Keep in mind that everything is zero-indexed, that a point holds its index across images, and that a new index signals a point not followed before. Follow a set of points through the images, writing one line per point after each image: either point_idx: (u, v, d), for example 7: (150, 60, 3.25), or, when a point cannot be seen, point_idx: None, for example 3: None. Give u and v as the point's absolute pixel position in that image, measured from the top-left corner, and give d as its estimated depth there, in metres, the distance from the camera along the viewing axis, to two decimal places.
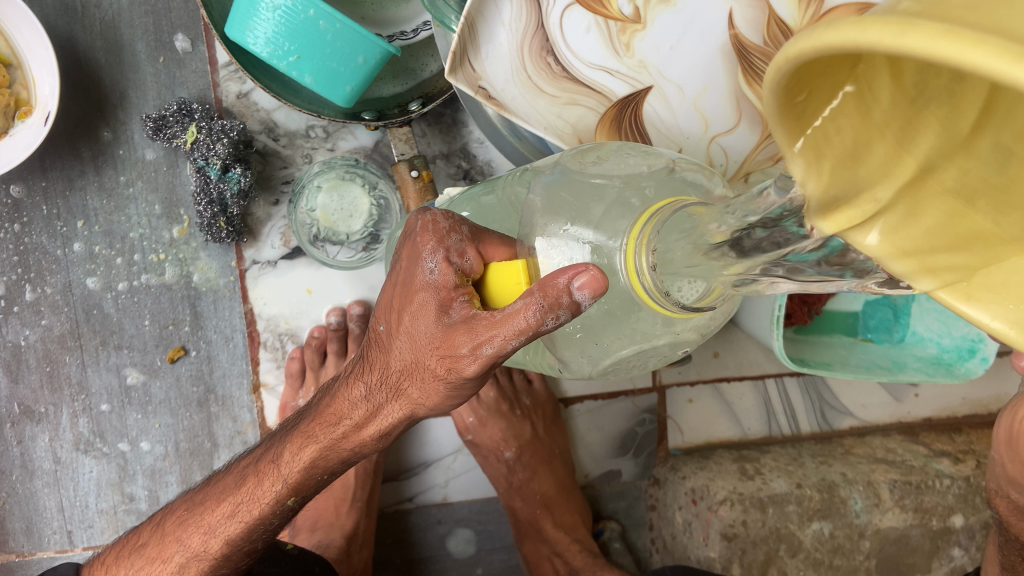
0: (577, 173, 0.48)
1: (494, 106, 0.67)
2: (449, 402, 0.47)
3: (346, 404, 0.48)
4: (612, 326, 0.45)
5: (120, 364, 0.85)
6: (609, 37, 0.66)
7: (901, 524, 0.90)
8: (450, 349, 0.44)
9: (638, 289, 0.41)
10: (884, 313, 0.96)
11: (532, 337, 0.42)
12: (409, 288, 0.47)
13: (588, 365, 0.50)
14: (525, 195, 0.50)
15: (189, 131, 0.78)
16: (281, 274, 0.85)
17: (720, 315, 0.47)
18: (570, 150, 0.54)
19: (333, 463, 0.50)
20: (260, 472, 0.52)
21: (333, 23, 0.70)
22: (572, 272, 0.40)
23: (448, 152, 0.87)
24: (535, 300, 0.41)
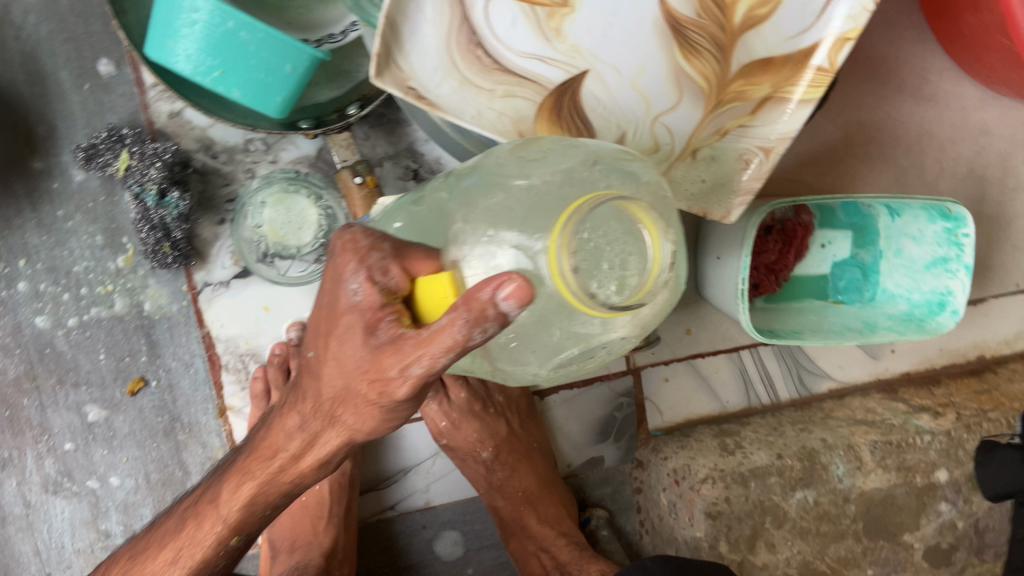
0: (498, 178, 0.47)
1: (426, 106, 0.64)
2: (387, 424, 0.46)
3: (282, 436, 0.47)
4: (548, 329, 0.44)
5: (80, 401, 0.83)
6: (538, 24, 0.64)
7: (885, 484, 0.90)
8: (379, 372, 0.43)
9: (565, 291, 0.40)
10: (852, 273, 0.94)
11: (462, 353, 0.41)
12: (334, 310, 0.45)
13: (534, 369, 0.49)
14: (447, 203, 0.49)
15: (121, 157, 0.76)
16: (234, 294, 0.83)
17: (660, 308, 0.46)
18: (494, 149, 0.52)
19: (274, 498, 0.49)
20: (200, 513, 0.50)
21: (255, 33, 0.68)
22: (495, 282, 0.38)
23: (395, 154, 0.85)
24: (460, 315, 0.39)
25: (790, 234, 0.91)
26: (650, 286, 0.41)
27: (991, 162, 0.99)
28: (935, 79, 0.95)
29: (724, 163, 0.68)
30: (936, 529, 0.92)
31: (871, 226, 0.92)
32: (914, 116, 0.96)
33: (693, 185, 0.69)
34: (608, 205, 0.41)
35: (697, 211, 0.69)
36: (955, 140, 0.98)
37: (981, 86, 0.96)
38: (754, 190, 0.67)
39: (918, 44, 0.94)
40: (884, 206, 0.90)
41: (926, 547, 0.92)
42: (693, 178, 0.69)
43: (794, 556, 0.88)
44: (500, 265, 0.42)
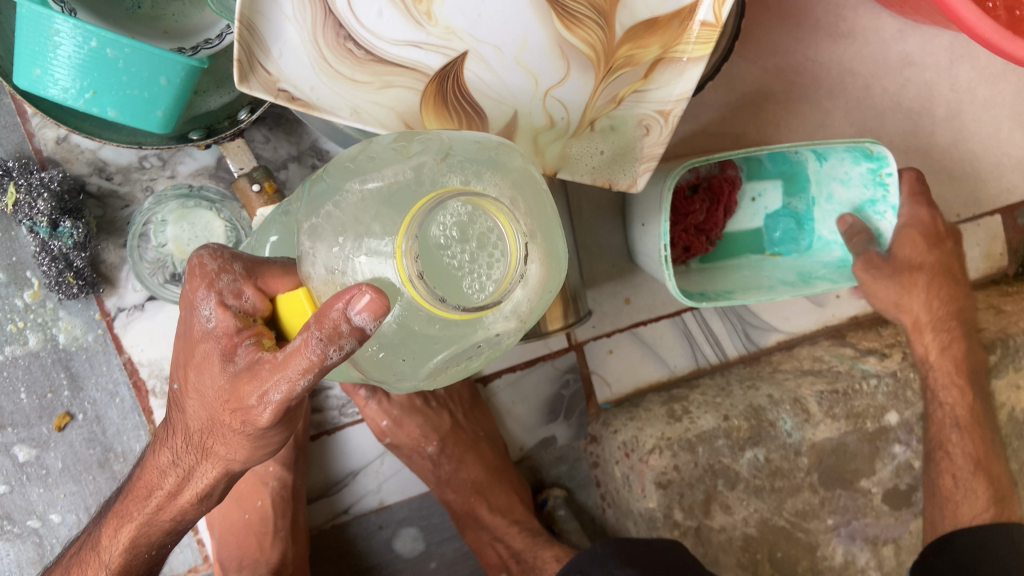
0: (346, 180, 0.43)
1: (300, 108, 0.61)
2: (261, 451, 0.43)
3: (155, 473, 0.45)
4: (411, 340, 0.40)
5: (7, 443, 0.81)
6: (407, 9, 0.62)
7: (836, 433, 0.89)
8: (239, 401, 0.40)
9: (416, 295, 0.37)
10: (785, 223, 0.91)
11: (321, 373, 0.39)
12: (188, 340, 0.43)
13: (405, 382, 0.45)
14: (299, 211, 0.45)
15: (8, 192, 0.72)
16: (151, 317, 0.81)
17: (536, 300, 0.43)
18: (354, 146, 0.48)
19: (157, 537, 0.45)
20: (83, 561, 0.47)
21: (121, 49, 0.66)
22: (347, 296, 0.36)
23: (299, 154, 0.82)
24: (314, 334, 0.37)
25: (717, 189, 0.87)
26: (512, 280, 0.39)
27: (917, 94, 0.97)
28: (851, 15, 0.93)
29: (623, 135, 0.66)
30: (893, 472, 0.93)
31: (800, 173, 0.90)
32: (833, 56, 0.94)
33: (592, 159, 0.67)
34: (455, 199, 0.38)
35: (602, 183, 0.66)
36: (878, 75, 0.95)
37: (899, 17, 0.93)
38: (657, 155, 0.65)
39: None
40: (810, 152, 0.86)
41: (884, 490, 0.92)
42: (590, 150, 0.67)
43: (750, 515, 0.87)
44: (357, 274, 0.38)
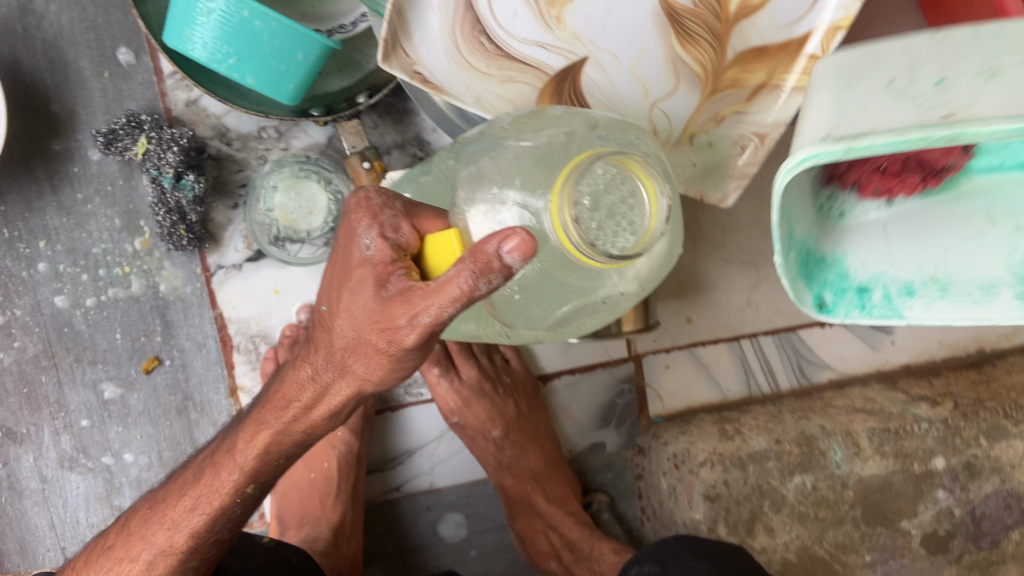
0: (505, 139, 0.50)
1: (431, 90, 0.66)
2: (395, 375, 0.50)
3: (296, 387, 0.52)
4: (548, 285, 0.48)
5: (96, 379, 0.86)
6: (540, 12, 0.66)
7: (882, 471, 0.91)
8: (389, 322, 0.46)
9: (566, 242, 0.43)
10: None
11: (467, 303, 0.43)
12: (347, 264, 0.49)
13: (533, 325, 0.53)
14: (454, 167, 0.52)
15: (139, 142, 0.78)
16: (246, 277, 0.86)
17: (656, 263, 0.49)
18: (496, 119, 0.55)
19: (288, 446, 0.53)
20: (218, 463, 0.54)
21: (269, 22, 0.71)
22: (500, 237, 0.41)
23: (402, 142, 0.87)
24: (466, 267, 0.42)
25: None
26: (650, 236, 0.43)
27: None
28: None
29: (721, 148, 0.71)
30: (934, 517, 0.94)
31: None
32: None
33: (686, 169, 0.72)
34: (600, 163, 0.43)
35: (694, 194, 0.72)
36: None
37: None
38: (749, 174, 0.71)
39: None
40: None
41: (923, 534, 0.94)
42: (685, 162, 0.73)
43: (791, 540, 0.90)
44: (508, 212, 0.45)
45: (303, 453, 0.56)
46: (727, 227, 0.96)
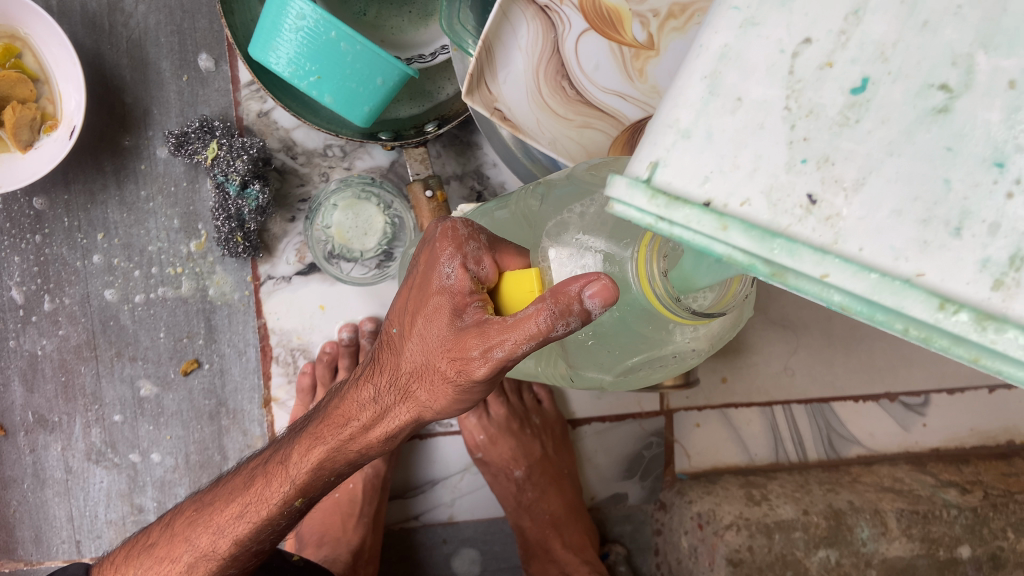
0: (591, 184, 0.50)
1: (508, 127, 0.69)
2: (456, 405, 0.50)
3: (356, 406, 0.53)
4: (621, 333, 0.48)
5: (134, 375, 0.86)
6: (622, 62, 0.66)
7: (908, 553, 0.90)
8: (462, 351, 0.46)
9: (650, 295, 0.43)
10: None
11: (542, 342, 0.43)
12: (425, 290, 0.49)
13: (599, 371, 0.53)
14: (539, 210, 0.53)
15: (210, 147, 0.79)
16: (295, 289, 0.87)
17: (728, 324, 0.50)
18: (582, 163, 0.56)
19: (340, 464, 0.55)
20: (269, 473, 0.57)
21: (354, 45, 0.72)
22: (584, 280, 0.41)
23: (462, 174, 0.89)
24: (547, 306, 0.41)
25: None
26: (732, 297, 0.43)
27: None
28: None
29: None
30: None
31: None
32: None
33: None
34: None
35: None
36: None
37: None
38: None
39: None
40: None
41: None
42: None
43: None
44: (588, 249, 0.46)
45: (353, 472, 0.57)
46: (773, 291, 0.96)
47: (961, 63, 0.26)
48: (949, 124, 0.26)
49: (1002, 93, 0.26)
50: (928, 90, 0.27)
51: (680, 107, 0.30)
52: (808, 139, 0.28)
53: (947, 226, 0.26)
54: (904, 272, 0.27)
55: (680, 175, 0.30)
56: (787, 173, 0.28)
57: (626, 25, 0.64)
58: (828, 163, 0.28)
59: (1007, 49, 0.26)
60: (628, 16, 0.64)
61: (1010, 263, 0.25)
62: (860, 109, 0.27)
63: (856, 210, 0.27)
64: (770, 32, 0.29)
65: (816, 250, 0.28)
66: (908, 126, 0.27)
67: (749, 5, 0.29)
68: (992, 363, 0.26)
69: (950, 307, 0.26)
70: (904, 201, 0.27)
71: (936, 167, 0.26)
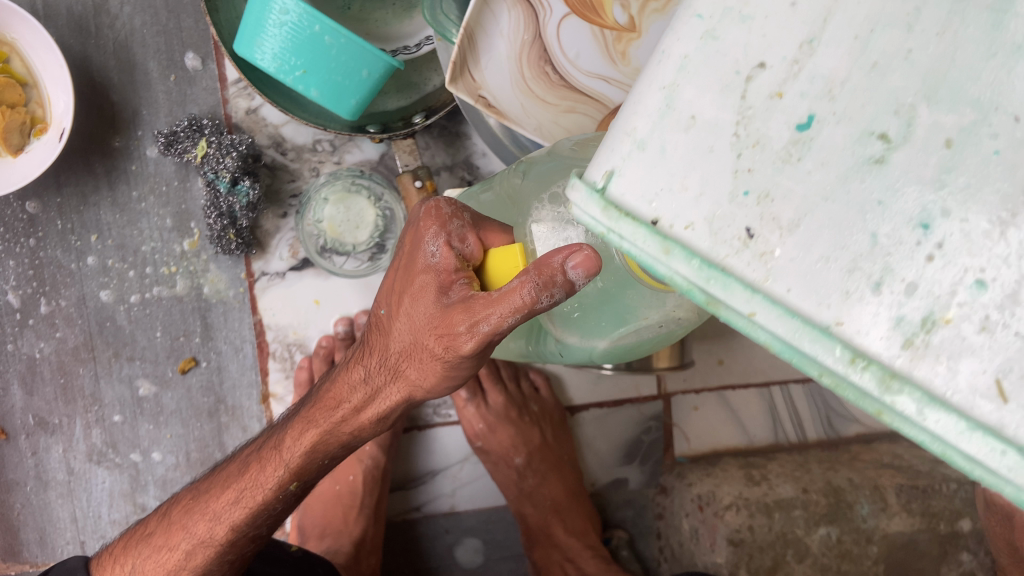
0: (573, 159, 0.50)
1: (493, 114, 0.70)
2: (446, 383, 0.50)
3: (347, 388, 0.54)
4: (607, 303, 0.48)
5: (132, 375, 0.87)
6: (605, 46, 0.67)
7: (909, 528, 0.89)
8: (449, 328, 0.46)
9: (632, 262, 0.43)
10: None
11: (528, 315, 0.43)
12: (411, 270, 0.49)
13: (586, 344, 0.53)
14: (522, 187, 0.53)
15: (199, 145, 0.80)
16: (289, 285, 0.88)
17: None
18: (561, 140, 0.56)
19: (333, 446, 0.55)
20: (264, 458, 0.57)
21: (338, 38, 0.72)
22: (567, 252, 0.41)
23: (452, 164, 0.89)
24: (531, 278, 0.41)
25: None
26: None
27: None
28: None
29: None
30: None
31: None
32: None
33: None
34: None
35: None
36: None
37: None
38: None
39: None
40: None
41: None
42: None
43: None
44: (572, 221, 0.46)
45: (347, 455, 0.57)
46: None
47: (902, 112, 0.25)
48: (883, 175, 0.25)
49: (937, 152, 0.24)
50: (868, 137, 0.25)
51: (638, 116, 0.28)
52: (753, 170, 0.26)
53: (869, 279, 0.25)
54: (825, 319, 0.26)
55: (633, 189, 0.28)
56: (729, 203, 0.27)
57: (607, 8, 0.65)
58: (767, 199, 0.26)
59: (949, 104, 0.24)
60: None
61: (921, 325, 0.25)
62: (803, 145, 0.26)
63: (789, 251, 0.26)
64: (729, 48, 0.26)
65: (747, 287, 0.27)
66: (845, 172, 0.25)
67: (713, 14, 0.27)
68: (895, 420, 0.26)
69: (859, 362, 0.25)
70: (835, 248, 0.25)
71: (865, 216, 0.25)
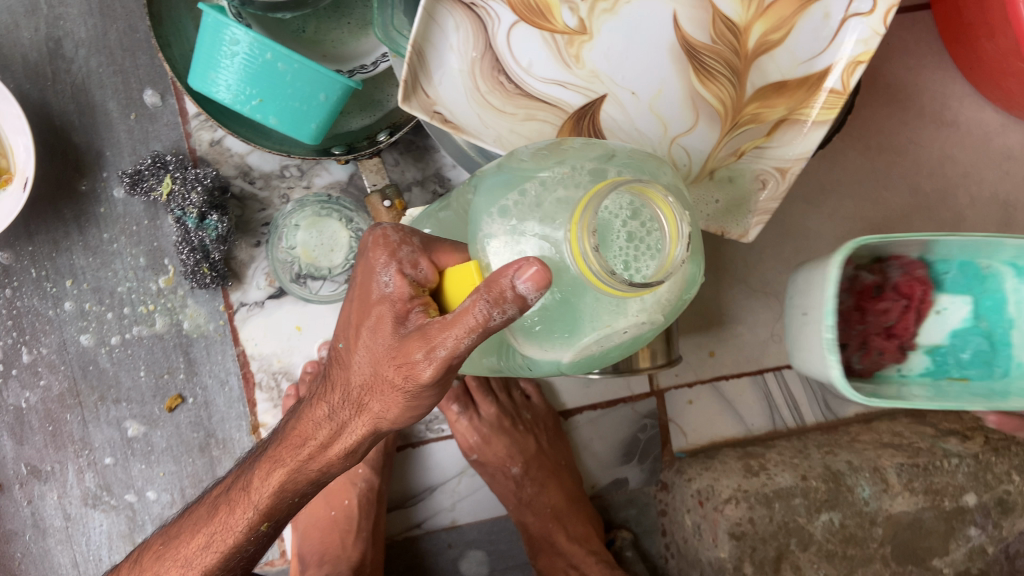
0: (523, 170, 0.50)
1: (450, 129, 0.67)
2: (410, 414, 0.50)
3: (312, 425, 0.53)
4: (566, 313, 0.47)
5: (120, 417, 0.87)
6: (558, 51, 0.67)
7: (912, 508, 0.88)
8: (406, 357, 0.46)
9: (586, 270, 0.42)
10: (952, 274, 0.74)
11: (484, 335, 0.43)
12: (366, 301, 0.49)
13: (553, 356, 0.52)
14: (472, 202, 0.51)
15: (164, 182, 0.79)
16: (269, 313, 0.87)
17: (674, 293, 0.49)
18: (515, 152, 0.55)
19: (301, 484, 0.55)
20: (232, 501, 0.58)
21: (291, 64, 0.72)
22: (515, 267, 0.40)
23: (423, 179, 0.88)
24: (482, 297, 0.41)
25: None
26: (672, 262, 0.43)
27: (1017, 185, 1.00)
28: (955, 105, 0.97)
29: (733, 185, 0.71)
30: (966, 555, 0.91)
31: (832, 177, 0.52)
32: (936, 140, 0.98)
33: (707, 206, 0.72)
34: (619, 192, 0.43)
35: (716, 230, 0.71)
36: (978, 163, 0.99)
37: (1003, 111, 0.98)
38: (771, 210, 0.71)
39: (937, 71, 0.96)
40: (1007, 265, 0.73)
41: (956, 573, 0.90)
42: (708, 199, 0.72)
43: None
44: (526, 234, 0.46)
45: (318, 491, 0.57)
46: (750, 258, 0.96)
47: None
48: None
49: None
50: None
51: None
52: None
53: None
54: None
55: None
56: None
57: (556, 13, 0.65)
58: None
59: None
60: (556, 4, 0.65)
61: None
62: None
63: None
64: None
65: None
66: None
67: None
68: None
69: None
70: None
71: None
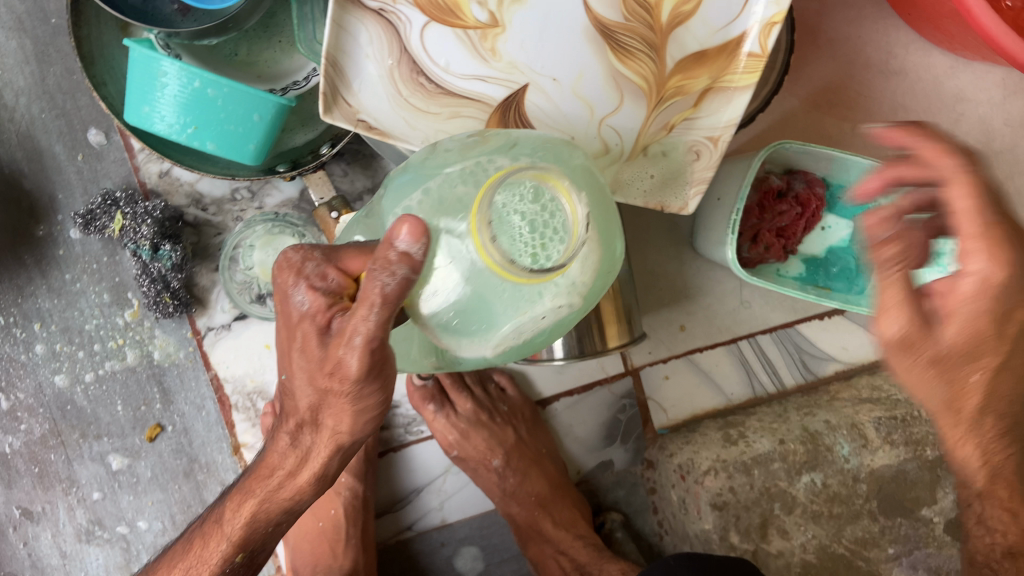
0: (428, 168, 0.50)
1: (377, 136, 0.67)
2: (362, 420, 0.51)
3: (277, 456, 0.55)
4: (479, 306, 0.45)
5: (103, 452, 0.88)
6: (473, 46, 0.67)
7: (894, 461, 0.89)
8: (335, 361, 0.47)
9: (488, 258, 0.43)
10: (845, 199, 0.97)
11: (388, 309, 0.44)
12: (291, 321, 0.50)
13: (479, 350, 0.50)
14: (382, 203, 0.52)
15: (115, 219, 0.80)
16: (236, 335, 0.89)
17: (593, 268, 0.48)
18: (430, 147, 0.55)
19: (274, 512, 0.57)
20: (207, 534, 0.59)
21: (220, 88, 0.73)
22: (395, 225, 0.43)
23: (374, 186, 0.89)
24: (376, 275, 0.43)
25: (804, 202, 0.93)
26: (576, 235, 0.44)
27: (971, 127, 1.00)
28: (901, 53, 0.97)
29: (666, 158, 0.72)
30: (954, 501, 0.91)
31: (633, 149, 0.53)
32: (886, 89, 0.98)
33: (642, 181, 0.72)
34: (520, 176, 0.44)
35: (655, 205, 0.72)
36: (930, 108, 0.99)
37: (948, 54, 0.97)
38: (707, 178, 0.71)
39: (879, 20, 0.96)
40: (891, 199, 0.95)
41: (946, 521, 0.90)
42: (642, 173, 0.72)
43: (809, 541, 0.87)
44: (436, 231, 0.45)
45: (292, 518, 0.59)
46: None
47: None
48: None
49: None
50: None
51: None
52: None
53: None
54: None
55: None
56: None
57: (466, 9, 0.66)
58: None
59: None
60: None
61: None
62: None
63: None
64: None
65: None
66: None
67: None
68: None
69: None
70: None
71: None
